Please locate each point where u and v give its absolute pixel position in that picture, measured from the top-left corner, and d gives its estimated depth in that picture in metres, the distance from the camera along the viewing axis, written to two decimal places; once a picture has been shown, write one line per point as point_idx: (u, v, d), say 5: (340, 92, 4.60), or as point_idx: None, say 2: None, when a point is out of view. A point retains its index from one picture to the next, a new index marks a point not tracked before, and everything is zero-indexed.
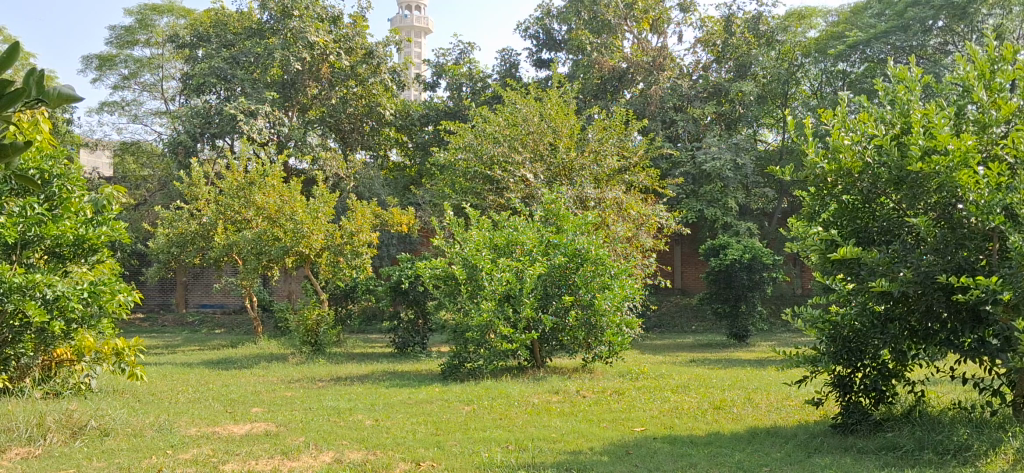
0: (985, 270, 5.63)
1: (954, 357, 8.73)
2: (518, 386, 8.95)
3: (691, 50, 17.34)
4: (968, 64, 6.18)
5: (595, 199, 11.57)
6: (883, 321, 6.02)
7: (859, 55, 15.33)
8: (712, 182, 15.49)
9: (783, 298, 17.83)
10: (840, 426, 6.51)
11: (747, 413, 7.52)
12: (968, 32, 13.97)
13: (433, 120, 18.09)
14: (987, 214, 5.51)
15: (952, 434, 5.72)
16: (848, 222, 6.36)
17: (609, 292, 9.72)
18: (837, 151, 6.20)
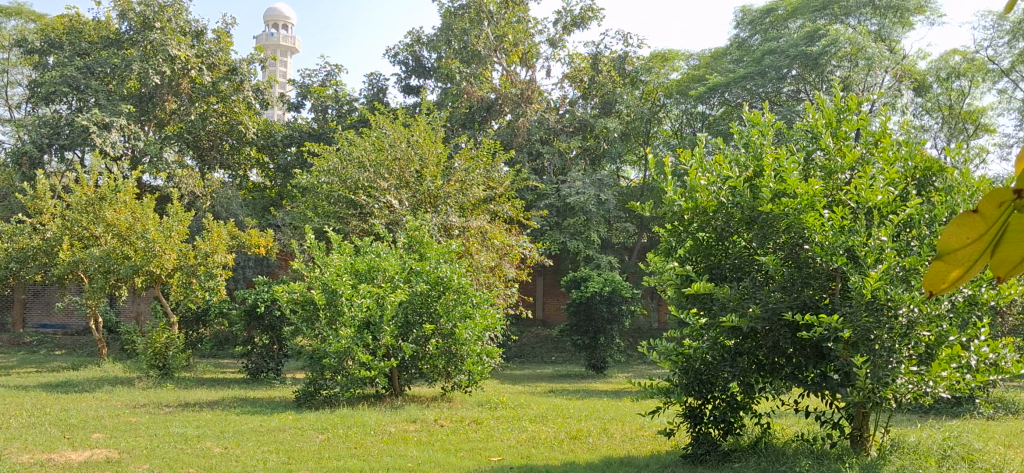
0: (827, 308, 5.96)
1: (798, 391, 9.25)
2: (374, 415, 8.80)
3: (559, 85, 17.61)
4: (817, 114, 6.50)
5: (459, 227, 11.65)
6: (733, 355, 6.22)
7: (718, 98, 15.97)
8: (576, 215, 15.73)
9: (640, 332, 18.27)
10: (690, 457, 6.54)
11: (602, 443, 7.63)
12: (819, 82, 14.56)
13: (297, 142, 17.94)
14: (830, 256, 5.79)
15: (794, 465, 5.95)
16: (702, 258, 6.58)
17: (469, 322, 9.75)
18: (694, 190, 6.45)
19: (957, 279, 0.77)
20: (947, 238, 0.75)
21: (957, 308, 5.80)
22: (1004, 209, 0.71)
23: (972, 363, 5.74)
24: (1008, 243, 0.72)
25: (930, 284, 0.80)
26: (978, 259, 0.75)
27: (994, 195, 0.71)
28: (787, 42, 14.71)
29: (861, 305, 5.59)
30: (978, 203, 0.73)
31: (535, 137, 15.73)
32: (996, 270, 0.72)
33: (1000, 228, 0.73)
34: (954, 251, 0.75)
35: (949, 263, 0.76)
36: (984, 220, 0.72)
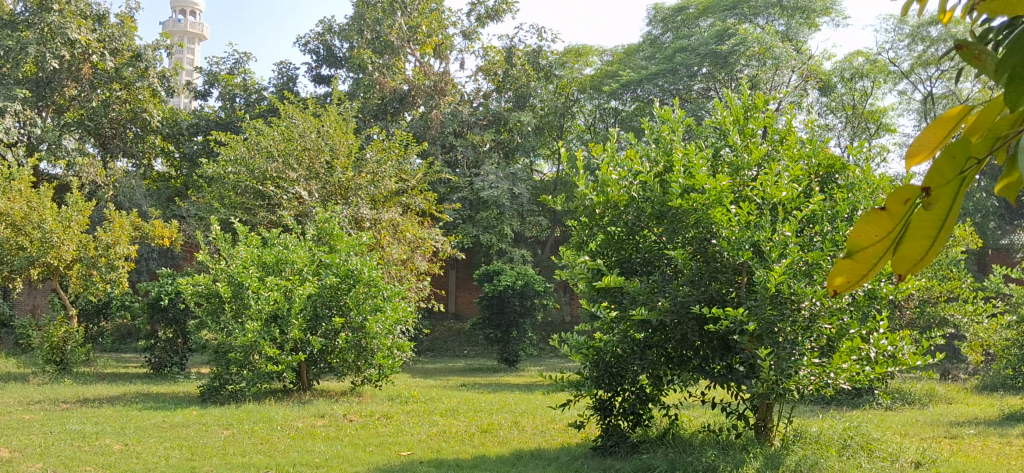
0: (734, 301, 6.09)
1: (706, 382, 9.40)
2: (281, 410, 8.64)
3: (473, 78, 17.57)
4: (725, 111, 6.59)
5: (370, 220, 11.56)
6: (642, 348, 6.28)
7: (631, 94, 16.27)
8: (488, 209, 15.76)
9: (552, 325, 18.38)
10: (599, 449, 6.71)
11: (512, 436, 7.64)
12: (727, 80, 14.85)
13: (203, 131, 17.67)
14: (737, 250, 5.89)
15: (701, 456, 6.05)
16: (613, 252, 6.62)
17: (381, 315, 9.65)
18: (605, 184, 6.49)
19: (869, 262, 0.95)
20: (857, 236, 0.93)
21: (858, 301, 5.99)
22: (906, 207, 0.89)
23: (871, 355, 5.90)
24: (907, 240, 0.91)
25: (838, 276, 0.99)
26: (888, 250, 0.93)
27: (901, 195, 0.88)
28: (698, 40, 15.00)
29: (766, 299, 5.71)
30: (884, 203, 0.91)
31: (448, 129, 15.66)
32: (897, 265, 0.91)
33: (904, 225, 0.90)
34: (865, 246, 0.93)
35: (857, 257, 0.95)
36: (890, 216, 0.91)
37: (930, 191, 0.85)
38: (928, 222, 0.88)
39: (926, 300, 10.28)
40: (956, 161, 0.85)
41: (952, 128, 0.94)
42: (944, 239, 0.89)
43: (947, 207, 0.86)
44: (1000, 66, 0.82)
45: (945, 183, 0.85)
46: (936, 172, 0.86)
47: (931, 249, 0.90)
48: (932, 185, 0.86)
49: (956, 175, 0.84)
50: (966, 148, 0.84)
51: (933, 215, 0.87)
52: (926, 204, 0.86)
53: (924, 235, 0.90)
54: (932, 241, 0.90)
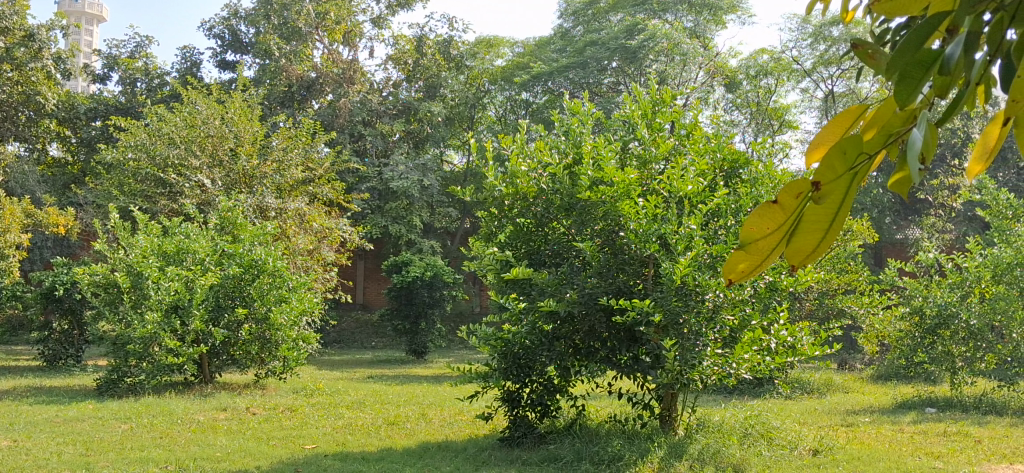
0: (641, 293, 6.13)
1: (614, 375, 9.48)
2: (182, 403, 8.42)
3: (382, 67, 17.39)
4: (634, 104, 6.66)
5: (275, 209, 11.38)
6: (550, 339, 6.30)
7: (541, 87, 16.37)
8: (397, 199, 15.68)
9: (462, 316, 18.39)
10: (506, 439, 6.71)
11: (420, 428, 7.61)
12: (636, 75, 15.06)
13: (101, 115, 17.10)
14: (644, 242, 5.97)
15: (606, 445, 6.14)
16: (522, 243, 6.61)
17: (285, 305, 9.54)
18: (514, 176, 6.46)
19: (764, 253, 1.00)
20: (752, 227, 0.99)
21: (759, 293, 6.15)
22: (799, 201, 0.95)
23: (771, 346, 6.06)
24: (800, 233, 0.97)
25: (734, 271, 1.04)
26: (780, 241, 0.99)
27: (793, 189, 0.95)
28: (608, 35, 15.18)
29: (671, 290, 5.81)
30: (777, 197, 0.97)
31: (357, 118, 15.48)
32: (790, 256, 0.97)
33: (796, 217, 0.97)
34: (757, 240, 0.99)
35: (753, 250, 1.00)
36: (782, 210, 0.97)
37: (821, 187, 0.93)
38: (821, 217, 0.95)
39: (825, 292, 10.58)
40: (847, 156, 0.93)
41: (853, 128, 0.98)
42: (835, 232, 0.96)
43: (838, 202, 0.93)
44: (891, 67, 0.88)
45: (836, 177, 0.93)
46: (827, 167, 0.93)
47: (824, 243, 0.96)
48: (823, 179, 0.93)
49: (848, 167, 0.93)
50: (856, 145, 0.93)
51: (825, 210, 0.94)
52: (816, 197, 0.93)
53: (816, 229, 0.96)
54: (827, 233, 0.96)
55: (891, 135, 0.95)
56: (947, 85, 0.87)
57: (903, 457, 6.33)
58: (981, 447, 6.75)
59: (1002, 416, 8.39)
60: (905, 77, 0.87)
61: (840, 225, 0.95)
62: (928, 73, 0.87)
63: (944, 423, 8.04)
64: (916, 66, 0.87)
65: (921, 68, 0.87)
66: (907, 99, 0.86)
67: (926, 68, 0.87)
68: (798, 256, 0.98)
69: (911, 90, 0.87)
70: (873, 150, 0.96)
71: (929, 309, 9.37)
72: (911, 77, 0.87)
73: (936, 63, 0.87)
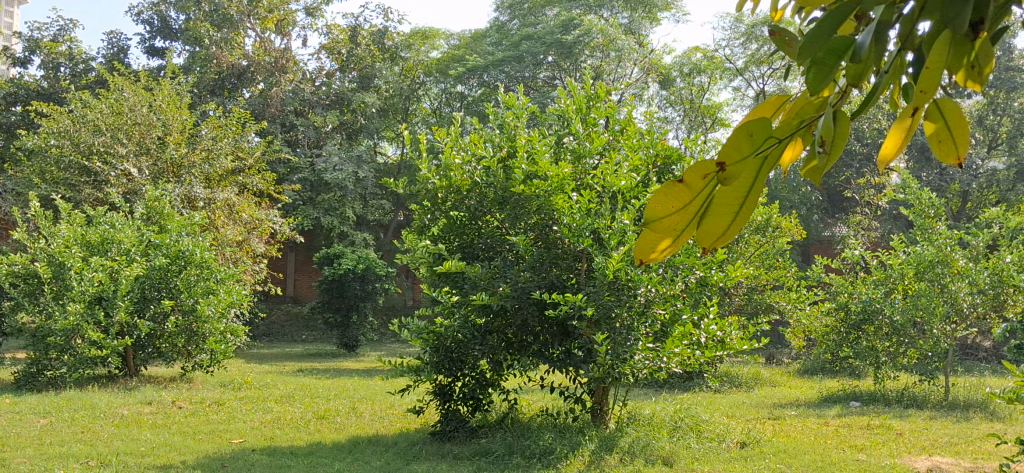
0: (573, 288, 6.17)
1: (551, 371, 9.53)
2: (105, 397, 8.21)
3: (315, 56, 17.15)
4: (568, 99, 6.65)
5: (204, 199, 11.17)
6: (482, 333, 6.28)
7: (476, 80, 16.32)
8: (330, 191, 15.53)
9: (394, 309, 18.29)
10: (438, 433, 6.64)
11: (349, 422, 7.52)
12: (572, 70, 15.13)
13: (23, 100, 16.59)
14: (577, 237, 5.99)
15: (537, 439, 6.13)
16: (455, 236, 6.60)
17: (213, 298, 9.40)
18: (448, 169, 6.43)
19: (670, 242, 0.86)
20: (657, 207, 0.83)
21: (690, 289, 6.25)
22: (705, 183, 0.81)
23: (701, 340, 6.11)
24: (711, 216, 0.83)
25: (641, 255, 0.88)
26: (687, 225, 0.85)
27: (700, 169, 0.80)
28: (544, 29, 15.19)
29: (603, 285, 5.89)
30: (685, 175, 0.82)
31: (289, 108, 15.27)
32: (700, 239, 0.84)
33: (702, 200, 0.83)
34: (666, 219, 0.83)
35: (658, 233, 0.85)
36: (688, 189, 0.82)
37: (727, 167, 0.80)
38: (732, 197, 0.82)
39: (754, 287, 10.71)
40: (753, 139, 0.81)
41: (768, 114, 0.89)
42: (748, 214, 0.83)
43: (747, 182, 0.80)
44: (802, 52, 0.80)
45: (744, 159, 0.81)
46: (733, 147, 0.80)
47: (737, 223, 0.83)
48: (728, 160, 0.80)
49: (753, 153, 0.81)
50: (763, 128, 0.82)
51: (736, 189, 0.81)
52: (723, 180, 0.80)
53: (725, 211, 0.83)
54: (736, 215, 0.83)
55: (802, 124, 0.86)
56: (861, 74, 0.82)
57: (828, 450, 6.45)
58: (903, 440, 6.92)
59: (922, 410, 8.60)
60: (819, 62, 0.80)
61: (752, 207, 0.82)
62: (837, 62, 0.80)
63: (867, 416, 8.23)
64: (827, 53, 0.80)
65: (831, 55, 0.80)
66: (818, 88, 0.79)
67: (838, 53, 0.80)
68: (705, 240, 0.85)
69: (824, 77, 0.79)
70: (782, 132, 0.84)
71: (854, 305, 9.62)
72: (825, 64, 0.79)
73: (847, 51, 0.80)
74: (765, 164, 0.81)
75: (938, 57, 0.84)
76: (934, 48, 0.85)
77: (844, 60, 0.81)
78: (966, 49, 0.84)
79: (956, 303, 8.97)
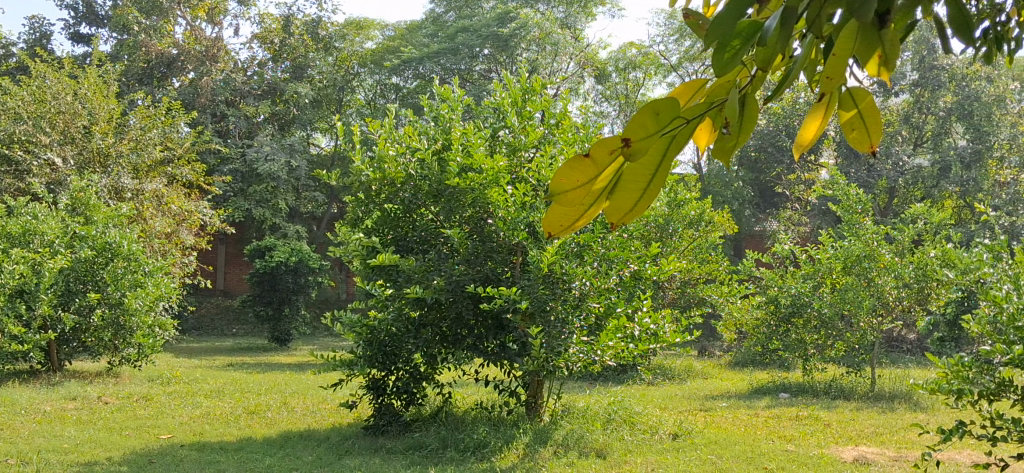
0: (508, 281, 6.20)
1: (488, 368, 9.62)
2: (26, 393, 7.97)
3: (248, 46, 16.86)
4: (504, 93, 6.60)
5: (132, 190, 10.92)
6: (417, 327, 6.23)
7: (411, 72, 16.24)
8: (261, 182, 15.32)
9: (327, 302, 18.11)
10: (371, 428, 6.58)
11: (281, 417, 7.42)
12: (508, 63, 15.13)
13: None
14: (512, 230, 6.03)
15: (472, 433, 6.12)
16: (389, 229, 6.52)
17: (141, 290, 9.27)
18: (382, 161, 6.36)
19: (578, 218, 0.85)
20: (563, 179, 0.82)
21: (624, 282, 6.34)
22: (611, 158, 0.80)
23: (635, 333, 6.11)
24: (620, 192, 0.82)
25: (551, 226, 0.86)
26: (597, 199, 0.83)
27: (606, 144, 0.79)
28: (480, 22, 15.14)
29: (538, 278, 5.88)
30: (591, 148, 0.81)
31: (220, 98, 15.01)
32: (609, 213, 0.82)
33: (609, 175, 0.82)
34: (572, 191, 0.82)
35: (565, 203, 0.83)
36: (594, 165, 0.81)
37: (630, 142, 0.78)
38: (639, 174, 0.80)
39: (687, 281, 10.82)
40: (661, 118, 0.79)
41: (687, 96, 0.89)
42: (654, 192, 0.81)
43: (653, 156, 0.79)
44: (709, 37, 0.81)
45: (649, 135, 0.79)
46: (638, 124, 0.78)
47: (643, 201, 0.82)
48: (632, 135, 0.78)
49: (658, 131, 0.79)
50: (670, 108, 0.80)
51: (643, 166, 0.79)
52: (628, 155, 0.78)
53: (633, 190, 0.81)
54: (645, 192, 0.81)
55: (713, 105, 0.86)
56: (771, 59, 0.81)
57: (757, 440, 6.54)
58: (830, 430, 7.05)
59: (850, 401, 8.78)
60: (723, 45, 0.80)
61: (662, 182, 0.80)
62: (746, 45, 0.80)
63: (796, 407, 8.39)
64: (735, 36, 0.80)
65: (740, 39, 0.80)
66: (726, 69, 0.80)
67: (746, 39, 0.80)
68: (613, 217, 0.83)
69: (730, 61, 0.79)
70: (691, 113, 0.83)
71: (783, 298, 9.80)
72: (731, 48, 0.79)
73: (756, 32, 0.80)
74: (672, 141, 0.79)
75: (846, 43, 0.85)
76: (843, 34, 0.85)
77: (752, 46, 0.81)
78: (874, 39, 0.84)
79: (882, 296, 9.18)
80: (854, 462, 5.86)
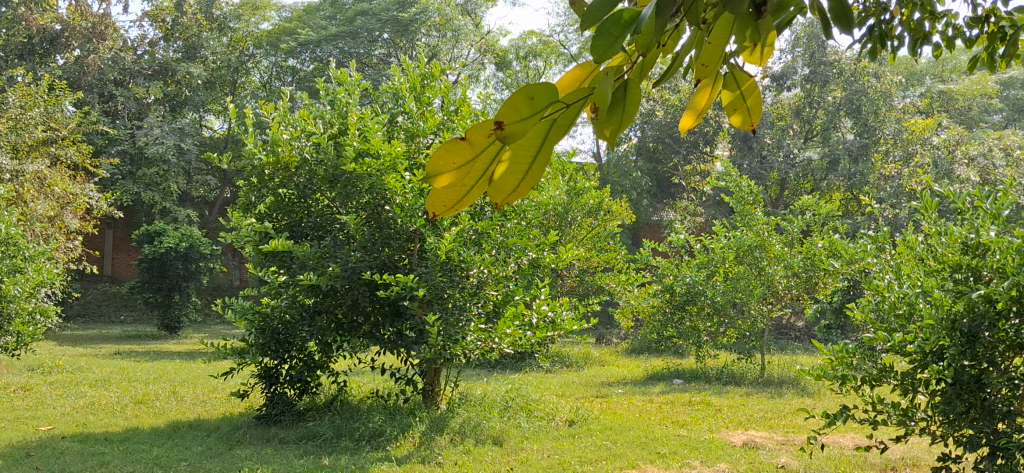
0: (405, 268, 6.14)
1: (386, 355, 9.50)
2: None
3: (138, 23, 16.24)
4: (402, 77, 6.53)
5: (11, 171, 10.40)
6: (311, 313, 6.12)
7: (309, 55, 15.95)
8: (152, 165, 14.85)
9: (221, 289, 17.70)
10: (262, 418, 6.42)
11: (170, 407, 7.20)
12: (408, 48, 14.98)
13: None
14: (410, 217, 5.92)
15: (367, 421, 6.05)
16: (282, 215, 6.35)
17: (20, 276, 8.84)
18: (276, 144, 6.19)
19: (463, 198, 0.80)
20: (438, 159, 0.77)
21: (522, 270, 6.33)
22: (487, 141, 0.76)
23: (533, 321, 6.14)
24: (503, 172, 0.78)
25: (436, 208, 0.81)
26: (480, 180, 0.80)
27: (482, 128, 0.75)
28: (379, 5, 14.95)
29: (436, 265, 5.80)
30: (467, 131, 0.76)
31: (108, 77, 14.53)
32: (493, 194, 0.79)
33: (490, 155, 0.78)
34: (449, 173, 0.78)
35: (446, 185, 0.79)
36: (472, 147, 0.77)
37: (505, 126, 0.74)
38: (522, 155, 0.77)
39: (585, 269, 10.89)
40: (536, 102, 0.74)
41: (575, 76, 0.85)
42: (539, 172, 0.78)
43: (531, 137, 0.76)
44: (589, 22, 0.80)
45: (528, 118, 0.75)
46: (513, 107, 0.74)
47: (527, 183, 0.79)
48: (507, 118, 0.74)
49: (535, 114, 0.75)
50: (550, 89, 0.76)
51: (523, 148, 0.77)
52: (503, 138, 0.74)
53: (517, 172, 0.78)
54: (528, 172, 0.78)
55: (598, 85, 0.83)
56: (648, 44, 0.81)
57: (651, 426, 6.63)
58: (721, 415, 7.21)
59: (740, 386, 9.01)
60: (602, 30, 0.79)
61: (547, 161, 0.77)
62: (624, 31, 0.79)
63: (689, 393, 8.55)
64: (614, 23, 0.79)
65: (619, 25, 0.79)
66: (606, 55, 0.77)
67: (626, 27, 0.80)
68: (499, 197, 0.80)
69: (610, 46, 0.78)
70: (573, 94, 0.79)
71: (678, 287, 9.94)
72: (609, 32, 0.78)
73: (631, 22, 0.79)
74: (552, 124, 0.76)
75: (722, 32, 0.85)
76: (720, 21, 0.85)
77: (631, 33, 0.80)
78: (753, 27, 0.84)
79: (772, 285, 9.44)
80: (742, 446, 5.99)
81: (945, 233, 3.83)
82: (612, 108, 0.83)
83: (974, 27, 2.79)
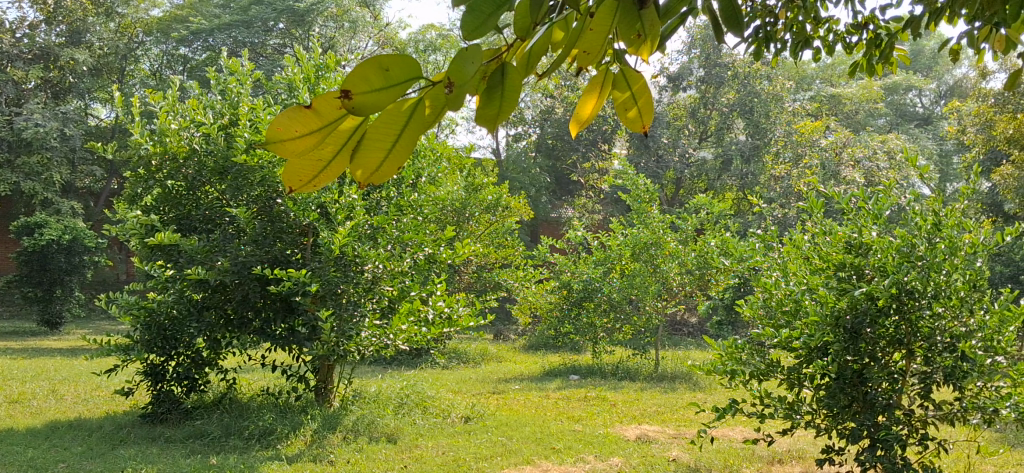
0: (299, 263, 6.03)
1: (277, 352, 9.30)
2: None
3: (17, 5, 15.52)
4: (296, 68, 6.37)
5: None
6: (199, 309, 5.93)
7: (200, 43, 15.48)
8: (32, 153, 14.21)
9: (106, 283, 17.07)
10: (148, 415, 6.21)
11: (48, 406, 6.89)
12: (304, 38, 14.69)
13: None
14: (303, 210, 5.81)
15: (256, 420, 5.90)
16: (169, 208, 6.18)
17: None
18: (163, 134, 5.96)
19: (317, 175, 0.76)
20: (280, 126, 0.72)
21: (418, 265, 6.26)
22: (339, 112, 0.72)
23: (428, 317, 6.07)
24: (364, 150, 0.74)
25: (292, 183, 0.76)
26: (335, 157, 0.76)
27: (328, 96, 0.71)
28: None
29: (330, 260, 5.73)
30: (314, 101, 0.72)
31: None
32: (353, 171, 0.75)
33: (346, 128, 0.74)
34: (296, 145, 0.73)
35: (300, 159, 0.74)
36: (320, 116, 0.72)
37: (352, 95, 0.70)
38: (381, 130, 0.73)
39: (483, 265, 10.86)
40: (392, 75, 0.71)
41: None
42: (404, 150, 0.75)
43: (388, 108, 0.72)
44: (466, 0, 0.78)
45: (383, 88, 0.71)
46: (362, 77, 0.70)
47: (391, 160, 0.75)
48: (355, 87, 0.70)
49: (392, 87, 0.71)
50: (410, 65, 0.72)
51: (383, 119, 0.73)
52: (351, 108, 0.70)
53: (377, 149, 0.74)
54: (389, 152, 0.74)
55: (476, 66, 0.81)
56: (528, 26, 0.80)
57: (547, 421, 6.65)
58: (615, 410, 7.27)
59: (635, 381, 9.13)
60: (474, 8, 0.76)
61: (411, 142, 0.75)
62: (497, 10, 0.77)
63: (584, 388, 8.62)
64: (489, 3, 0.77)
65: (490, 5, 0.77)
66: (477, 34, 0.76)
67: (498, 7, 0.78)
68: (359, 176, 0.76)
69: (482, 23, 0.77)
70: (445, 74, 0.76)
71: (575, 283, 10.07)
72: (480, 10, 0.77)
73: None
74: (416, 106, 0.73)
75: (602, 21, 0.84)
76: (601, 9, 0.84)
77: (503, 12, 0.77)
78: None
79: (666, 282, 9.58)
80: (636, 441, 6.04)
81: (829, 232, 3.92)
82: (489, 90, 0.79)
83: (853, 33, 2.86)
